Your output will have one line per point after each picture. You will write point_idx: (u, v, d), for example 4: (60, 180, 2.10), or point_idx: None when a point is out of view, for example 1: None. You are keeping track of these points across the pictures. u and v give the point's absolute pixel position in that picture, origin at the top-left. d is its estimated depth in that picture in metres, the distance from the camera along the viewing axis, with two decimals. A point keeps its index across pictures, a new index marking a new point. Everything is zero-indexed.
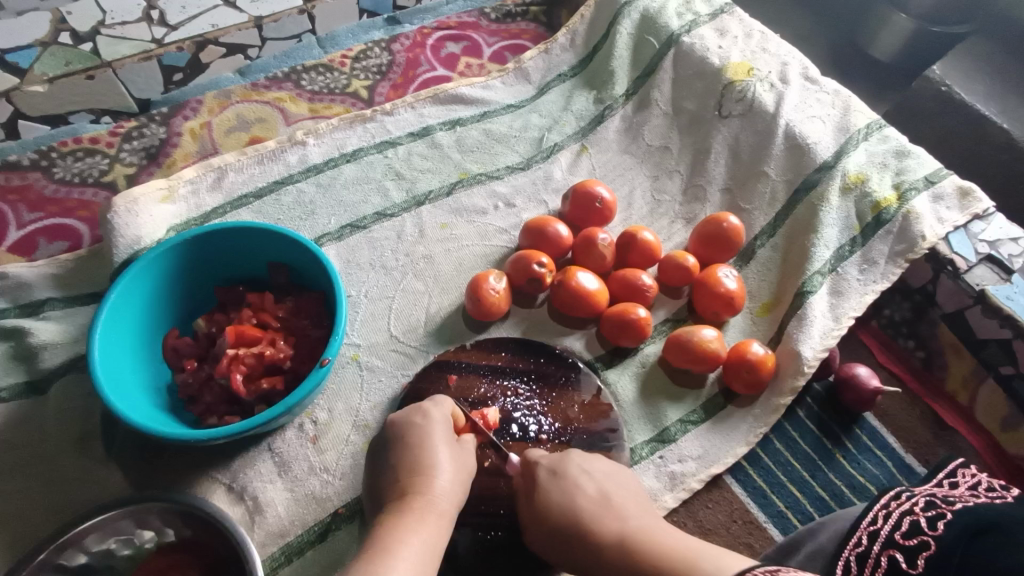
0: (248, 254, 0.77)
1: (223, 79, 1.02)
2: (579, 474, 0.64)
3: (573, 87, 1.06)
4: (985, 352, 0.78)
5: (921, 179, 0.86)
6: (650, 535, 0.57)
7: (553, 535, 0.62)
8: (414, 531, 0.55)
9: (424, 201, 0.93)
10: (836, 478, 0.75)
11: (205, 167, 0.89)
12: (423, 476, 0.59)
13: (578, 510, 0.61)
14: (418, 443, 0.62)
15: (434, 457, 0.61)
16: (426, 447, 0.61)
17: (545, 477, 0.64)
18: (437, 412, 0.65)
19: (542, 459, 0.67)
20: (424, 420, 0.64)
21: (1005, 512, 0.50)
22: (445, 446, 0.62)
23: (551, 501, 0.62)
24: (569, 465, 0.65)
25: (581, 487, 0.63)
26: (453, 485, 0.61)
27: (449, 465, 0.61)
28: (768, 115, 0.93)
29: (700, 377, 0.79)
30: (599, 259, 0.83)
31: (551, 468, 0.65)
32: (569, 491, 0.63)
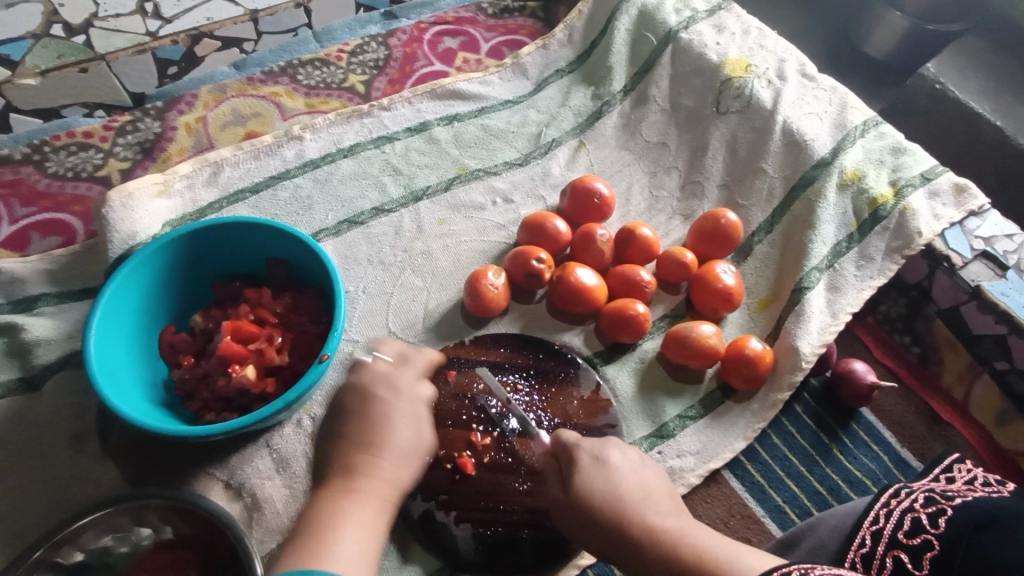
0: (245, 249, 0.76)
1: (217, 72, 1.00)
2: (624, 465, 0.60)
3: (571, 83, 1.06)
4: (980, 348, 0.79)
5: (917, 176, 0.86)
6: (688, 535, 0.52)
7: (586, 522, 0.58)
8: (348, 509, 0.51)
9: (421, 196, 0.92)
10: (833, 472, 0.76)
11: (201, 162, 0.88)
12: (363, 442, 0.54)
13: (619, 499, 0.57)
14: (370, 412, 0.56)
15: (377, 418, 0.55)
16: (367, 415, 0.56)
17: (586, 462, 0.60)
18: (381, 376, 0.58)
19: (582, 444, 0.62)
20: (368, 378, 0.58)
21: (1005, 507, 0.51)
22: (393, 400, 0.56)
23: (592, 487, 0.58)
24: (611, 452, 0.61)
25: (622, 478, 0.59)
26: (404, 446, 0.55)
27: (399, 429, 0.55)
28: (765, 111, 0.94)
29: (699, 373, 0.79)
30: (597, 255, 0.83)
31: (594, 454, 0.61)
32: (612, 480, 0.59)
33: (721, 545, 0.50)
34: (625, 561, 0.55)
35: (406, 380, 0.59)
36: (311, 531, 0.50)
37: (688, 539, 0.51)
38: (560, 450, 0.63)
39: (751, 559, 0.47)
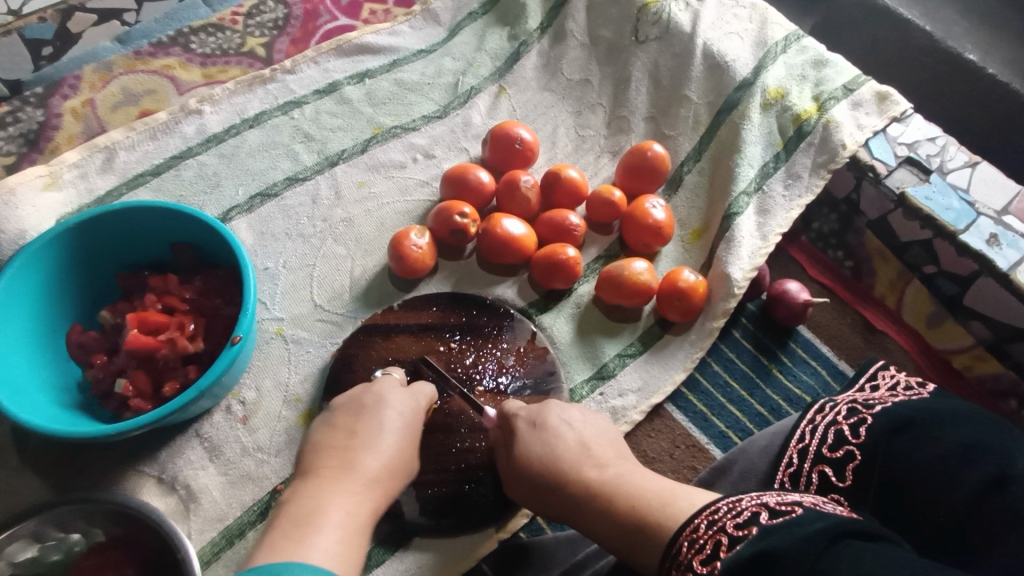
0: (146, 235, 0.71)
1: (100, 49, 0.92)
2: (559, 425, 0.60)
3: (485, 25, 1.01)
4: (909, 255, 0.79)
5: (839, 88, 0.85)
6: (629, 482, 0.53)
7: (534, 483, 0.58)
8: (336, 491, 0.50)
9: (337, 160, 0.88)
10: (773, 392, 0.76)
11: (90, 148, 0.82)
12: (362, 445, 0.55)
13: (557, 458, 0.57)
14: (373, 421, 0.57)
15: (382, 418, 0.58)
16: (371, 419, 0.57)
17: (524, 429, 0.61)
18: (395, 391, 0.61)
19: (520, 412, 0.63)
20: (388, 393, 0.60)
21: (921, 407, 0.52)
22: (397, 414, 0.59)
23: (530, 453, 0.59)
24: (548, 415, 0.61)
25: (558, 437, 0.59)
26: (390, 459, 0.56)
27: (393, 438, 0.57)
28: (685, 36, 0.90)
29: (636, 311, 0.79)
30: (523, 203, 0.81)
31: (530, 420, 0.61)
32: (550, 443, 0.59)
33: (659, 483, 0.52)
34: (572, 516, 0.56)
35: (407, 397, 0.61)
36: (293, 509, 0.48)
37: (631, 481, 0.53)
38: (502, 423, 0.64)
39: (683, 502, 0.49)
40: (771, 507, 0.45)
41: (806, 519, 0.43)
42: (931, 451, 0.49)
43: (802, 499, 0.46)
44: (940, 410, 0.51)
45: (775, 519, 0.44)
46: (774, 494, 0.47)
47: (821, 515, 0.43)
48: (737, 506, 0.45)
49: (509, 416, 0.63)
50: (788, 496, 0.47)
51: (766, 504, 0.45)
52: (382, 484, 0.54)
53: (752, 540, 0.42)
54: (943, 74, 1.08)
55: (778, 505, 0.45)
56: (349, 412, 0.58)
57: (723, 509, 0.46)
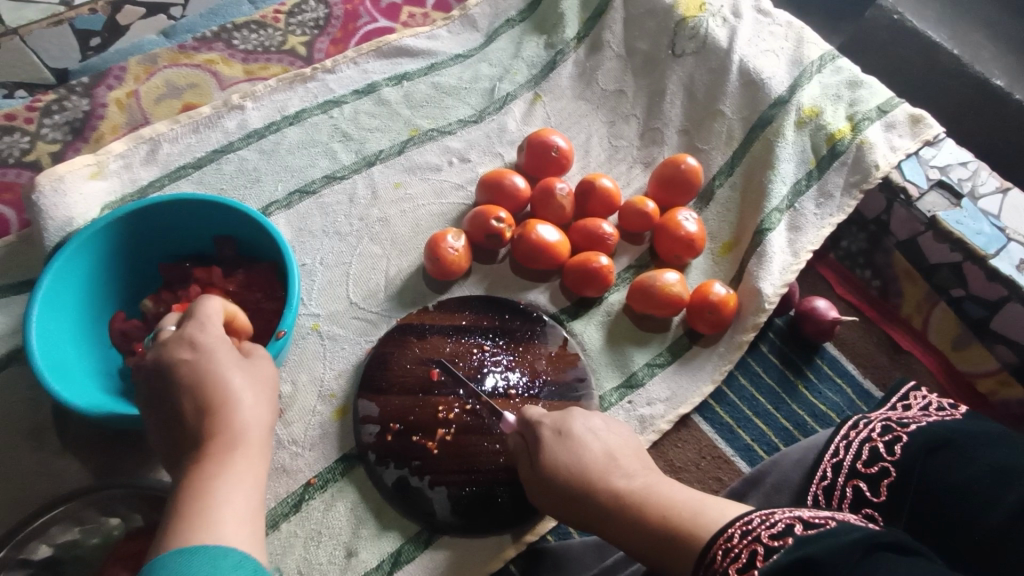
0: (191, 227, 0.73)
1: (146, 42, 0.94)
2: (584, 433, 0.60)
3: (522, 33, 1.02)
4: (938, 277, 0.80)
5: (873, 109, 0.86)
6: (657, 492, 0.54)
7: (560, 492, 0.58)
8: (229, 475, 0.48)
9: (374, 161, 0.89)
10: (799, 408, 0.77)
11: (135, 139, 0.83)
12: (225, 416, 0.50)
13: (585, 467, 0.57)
14: (196, 381, 0.51)
15: (224, 382, 0.51)
16: (216, 379, 0.51)
17: (549, 437, 0.60)
18: (210, 336, 0.53)
19: (545, 420, 0.63)
20: (196, 340, 0.52)
21: (956, 429, 0.53)
22: (231, 367, 0.52)
23: (558, 461, 0.58)
24: (573, 424, 0.61)
25: (585, 447, 0.59)
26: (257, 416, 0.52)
27: (246, 394, 0.52)
28: (721, 51, 0.91)
29: (665, 321, 0.80)
30: (558, 210, 0.82)
31: (556, 428, 0.61)
32: (577, 452, 0.59)
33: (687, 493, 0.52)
34: (598, 525, 0.55)
35: (224, 338, 0.54)
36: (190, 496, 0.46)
37: (658, 493, 0.53)
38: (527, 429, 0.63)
39: (714, 511, 0.50)
40: (805, 520, 0.46)
41: (841, 531, 0.43)
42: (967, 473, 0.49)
43: (835, 516, 0.47)
44: (975, 433, 0.52)
45: (810, 530, 0.44)
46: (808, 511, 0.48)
47: (855, 529, 0.44)
48: (769, 518, 0.46)
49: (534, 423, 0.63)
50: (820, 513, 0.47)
51: (801, 518, 0.46)
52: (258, 440, 0.51)
53: (789, 550, 0.43)
54: (973, 98, 1.09)
55: (812, 518, 0.46)
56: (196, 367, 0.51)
57: (757, 520, 0.46)
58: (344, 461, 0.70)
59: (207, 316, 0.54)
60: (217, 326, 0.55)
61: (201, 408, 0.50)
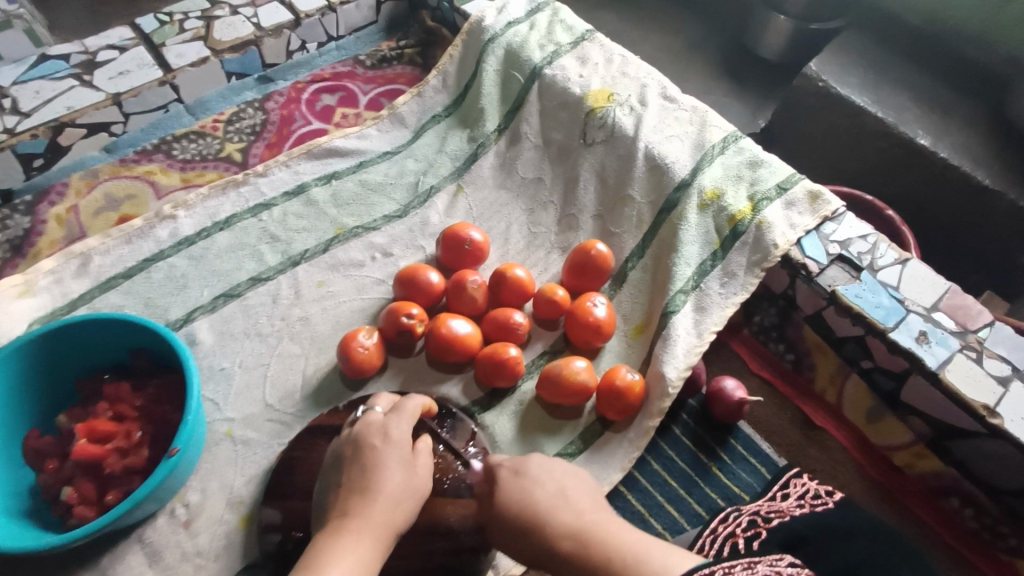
0: (105, 342, 0.76)
1: (88, 157, 1.00)
2: (539, 472, 0.63)
3: (447, 127, 1.08)
4: (846, 349, 0.81)
5: (773, 188, 0.89)
6: (604, 529, 0.56)
7: (507, 532, 0.60)
8: (347, 547, 0.55)
9: (299, 260, 0.93)
10: (712, 491, 0.77)
11: (67, 255, 0.88)
12: (376, 495, 0.59)
13: (532, 504, 0.60)
14: (368, 462, 0.61)
15: (384, 474, 0.60)
16: (386, 464, 0.61)
17: (506, 477, 0.63)
18: (397, 434, 0.64)
19: (505, 462, 0.65)
20: (384, 431, 0.64)
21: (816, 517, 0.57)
22: (396, 462, 0.62)
23: (509, 497, 0.61)
24: (530, 464, 0.64)
25: (531, 486, 0.61)
26: (396, 509, 0.59)
27: (397, 488, 0.60)
28: (629, 139, 0.96)
29: (577, 408, 0.81)
30: (470, 301, 0.84)
31: (514, 467, 0.64)
32: (527, 488, 0.61)
33: (634, 538, 0.54)
34: (542, 564, 0.57)
35: (405, 440, 0.64)
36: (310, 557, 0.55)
37: (599, 532, 0.55)
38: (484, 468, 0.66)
39: (657, 554, 0.51)
40: None
41: None
42: (821, 567, 0.50)
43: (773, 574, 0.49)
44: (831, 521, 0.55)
45: None
46: (745, 567, 0.50)
47: None
48: None
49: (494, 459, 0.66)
50: (758, 569, 0.50)
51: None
52: (388, 527, 0.58)
53: None
54: (898, 157, 1.12)
55: None
56: (361, 451, 0.62)
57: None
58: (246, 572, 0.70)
59: (406, 413, 0.67)
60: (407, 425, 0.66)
61: (353, 486, 0.60)
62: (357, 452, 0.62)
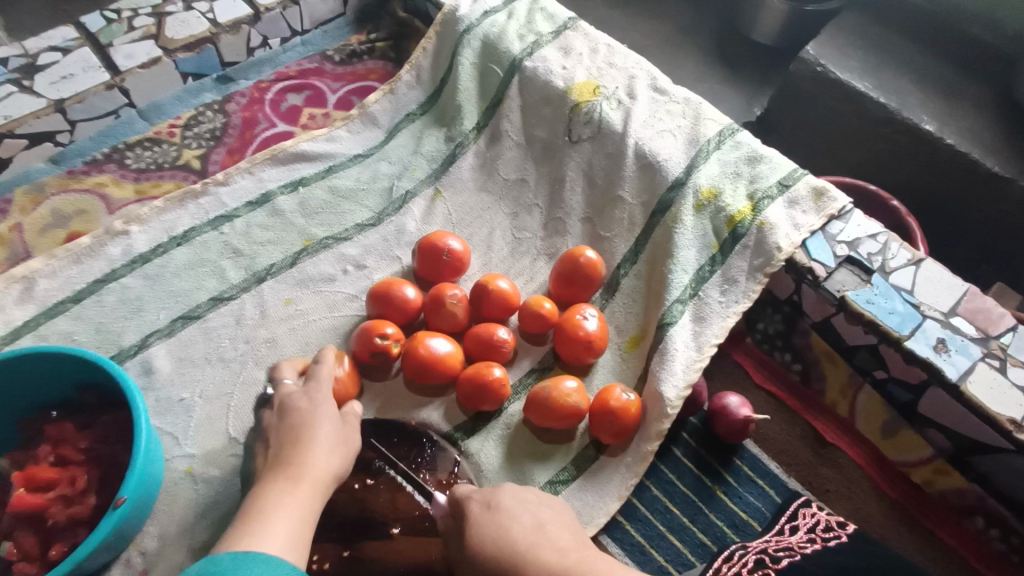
0: (47, 377, 0.68)
1: (32, 169, 0.92)
2: (514, 505, 0.58)
3: (423, 127, 1.01)
4: (858, 358, 0.75)
5: (774, 185, 0.82)
6: (594, 567, 0.50)
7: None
8: (289, 494, 0.57)
9: (265, 276, 0.86)
10: (718, 518, 0.71)
11: (8, 279, 0.80)
12: (310, 448, 0.61)
13: (512, 543, 0.54)
14: (299, 420, 0.63)
15: (315, 428, 0.62)
16: (317, 419, 0.63)
17: (478, 512, 0.57)
18: (322, 392, 0.66)
19: (473, 495, 0.60)
20: (310, 392, 0.66)
21: (829, 558, 0.51)
22: (326, 417, 0.64)
23: (483, 535, 0.55)
24: (502, 496, 0.59)
25: (504, 524, 0.56)
26: (331, 457, 0.61)
27: (330, 439, 0.62)
28: (617, 135, 0.89)
29: (569, 431, 0.74)
30: (450, 318, 0.78)
31: (485, 502, 0.58)
32: (504, 525, 0.56)
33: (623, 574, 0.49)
34: None
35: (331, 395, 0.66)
36: (249, 510, 0.56)
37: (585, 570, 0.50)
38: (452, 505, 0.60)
39: None
40: None
41: None
42: None
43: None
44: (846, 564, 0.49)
45: None
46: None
47: None
48: None
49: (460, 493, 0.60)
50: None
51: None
52: (327, 473, 0.60)
53: None
54: (904, 145, 1.06)
55: None
56: (290, 413, 0.64)
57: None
58: None
59: (323, 376, 0.68)
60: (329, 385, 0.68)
61: (286, 444, 0.62)
62: (283, 415, 0.64)
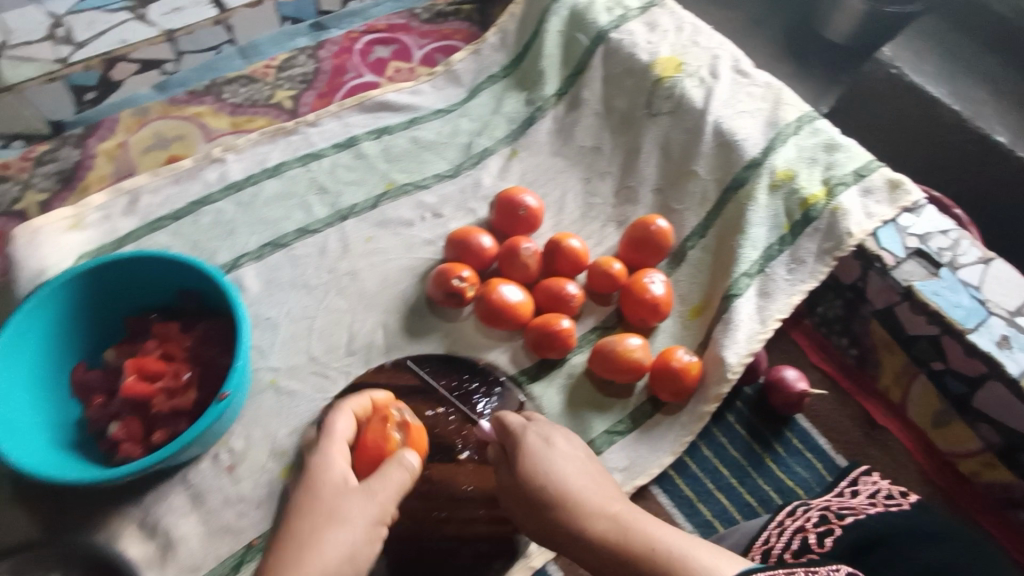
0: (155, 281, 0.74)
1: (139, 95, 0.98)
2: (567, 448, 0.60)
3: (504, 89, 1.03)
4: (916, 348, 0.77)
5: (850, 173, 0.84)
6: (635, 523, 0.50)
7: (528, 503, 0.57)
8: None
9: (348, 214, 0.90)
10: (764, 483, 0.75)
11: (116, 191, 0.86)
12: (316, 530, 0.49)
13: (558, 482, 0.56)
14: (312, 488, 0.53)
15: (328, 499, 0.51)
16: (326, 491, 0.52)
17: (535, 445, 0.60)
18: (332, 453, 0.56)
19: (531, 428, 0.62)
20: (320, 454, 0.56)
21: (893, 523, 0.51)
22: (340, 484, 0.53)
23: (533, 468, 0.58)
24: (559, 437, 0.61)
25: (552, 462, 0.58)
26: (339, 555, 0.48)
27: (343, 518, 0.50)
28: (697, 111, 0.91)
29: (628, 387, 0.78)
30: (523, 269, 0.81)
31: (544, 438, 0.61)
32: (552, 464, 0.58)
33: (666, 534, 0.48)
34: (559, 542, 0.54)
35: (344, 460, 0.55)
36: None
37: (632, 527, 0.50)
38: (504, 435, 0.63)
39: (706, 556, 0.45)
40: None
41: None
42: None
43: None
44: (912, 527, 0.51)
45: None
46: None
47: None
48: None
49: (514, 429, 0.62)
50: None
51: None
52: (338, 555, 0.48)
53: None
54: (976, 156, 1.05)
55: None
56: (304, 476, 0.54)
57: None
58: None
59: (338, 435, 0.58)
60: (342, 446, 0.57)
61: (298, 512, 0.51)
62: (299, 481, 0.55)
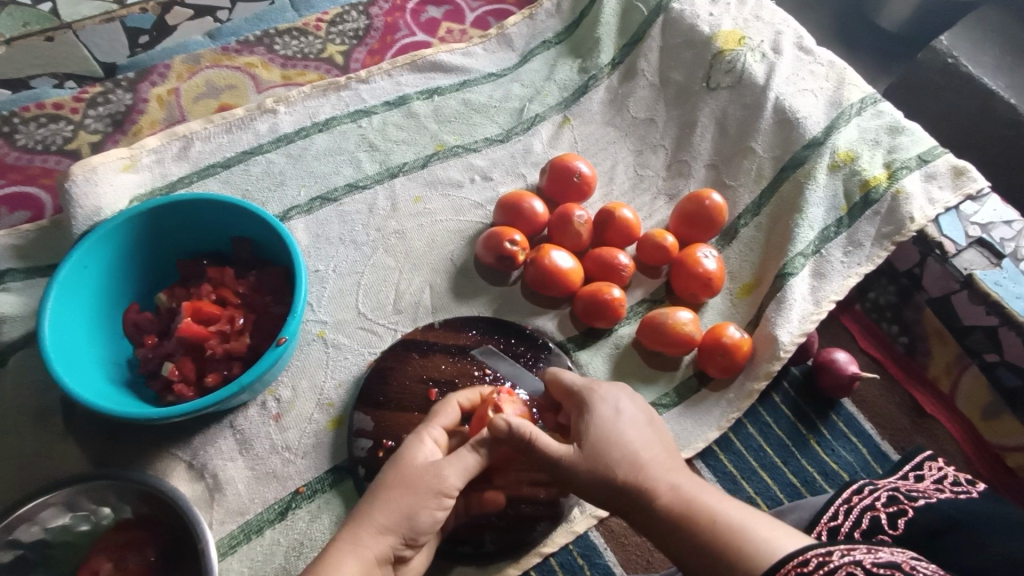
0: (211, 226, 0.75)
1: (191, 42, 0.98)
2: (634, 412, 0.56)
3: (557, 55, 1.02)
4: (970, 339, 0.76)
5: (913, 158, 0.82)
6: (700, 504, 0.48)
7: (599, 486, 0.52)
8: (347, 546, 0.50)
9: (397, 173, 0.90)
10: (809, 464, 0.74)
11: (169, 136, 0.86)
12: (393, 493, 0.52)
13: (633, 455, 0.52)
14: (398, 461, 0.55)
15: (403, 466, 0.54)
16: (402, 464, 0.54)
17: (603, 415, 0.55)
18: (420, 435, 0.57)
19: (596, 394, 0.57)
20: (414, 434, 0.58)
21: (966, 509, 0.51)
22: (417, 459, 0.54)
23: (607, 442, 0.53)
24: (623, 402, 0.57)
25: (621, 435, 0.54)
26: (398, 515, 0.51)
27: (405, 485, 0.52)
28: (757, 87, 0.89)
29: (675, 360, 0.78)
30: (575, 237, 0.80)
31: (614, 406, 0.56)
32: (616, 439, 0.53)
33: (730, 507, 0.47)
34: (636, 518, 0.51)
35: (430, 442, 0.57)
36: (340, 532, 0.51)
37: (697, 499, 0.48)
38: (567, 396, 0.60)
39: (763, 530, 0.45)
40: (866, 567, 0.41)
41: None
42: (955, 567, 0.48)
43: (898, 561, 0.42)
44: (988, 515, 0.51)
45: None
46: (867, 552, 0.42)
47: None
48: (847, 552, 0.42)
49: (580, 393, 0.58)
50: (881, 555, 0.42)
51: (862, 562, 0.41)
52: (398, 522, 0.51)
53: None
54: None
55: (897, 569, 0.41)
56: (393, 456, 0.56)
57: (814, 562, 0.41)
58: (334, 472, 0.70)
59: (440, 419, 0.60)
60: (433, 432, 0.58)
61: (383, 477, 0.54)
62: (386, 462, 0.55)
